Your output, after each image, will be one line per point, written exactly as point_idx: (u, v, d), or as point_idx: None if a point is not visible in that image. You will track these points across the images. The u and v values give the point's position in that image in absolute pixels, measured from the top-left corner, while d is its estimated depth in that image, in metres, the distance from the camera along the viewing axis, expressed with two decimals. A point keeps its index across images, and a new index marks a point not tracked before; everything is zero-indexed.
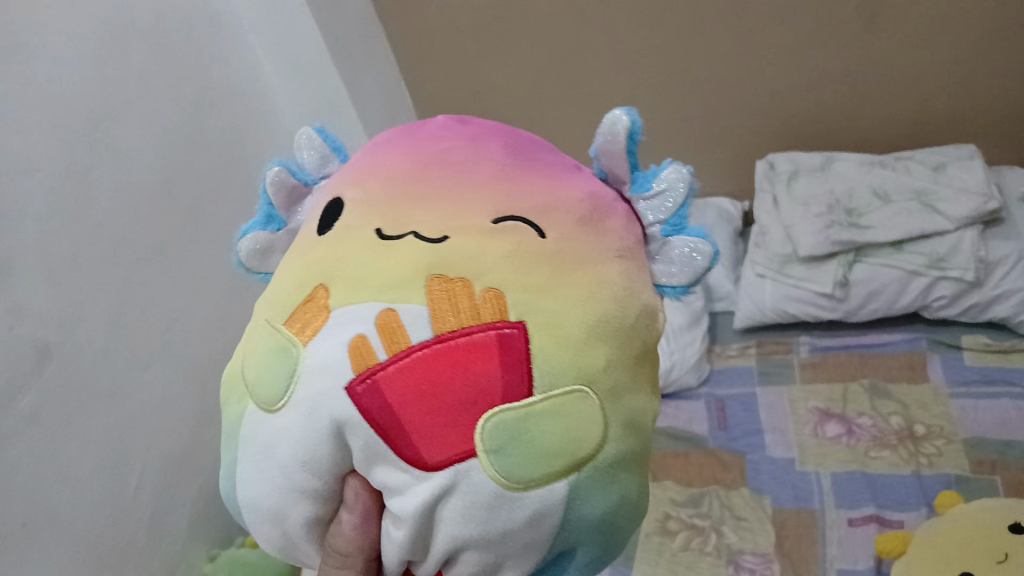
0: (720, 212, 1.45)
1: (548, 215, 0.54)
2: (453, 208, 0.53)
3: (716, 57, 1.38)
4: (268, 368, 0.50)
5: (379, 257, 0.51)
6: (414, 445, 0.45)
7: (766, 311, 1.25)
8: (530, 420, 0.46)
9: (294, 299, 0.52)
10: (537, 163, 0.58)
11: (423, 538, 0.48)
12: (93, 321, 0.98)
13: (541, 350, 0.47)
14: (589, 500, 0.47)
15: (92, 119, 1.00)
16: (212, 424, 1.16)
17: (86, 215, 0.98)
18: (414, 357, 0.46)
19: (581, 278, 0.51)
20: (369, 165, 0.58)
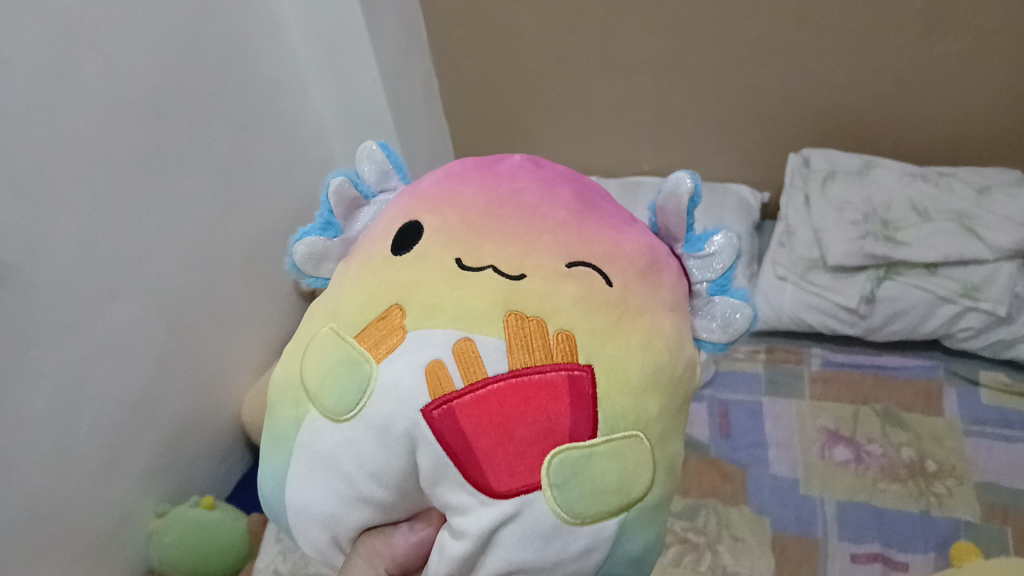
0: (739, 202, 1.36)
1: (614, 262, 0.56)
2: (532, 243, 0.54)
3: (765, 38, 1.28)
4: (336, 377, 0.51)
5: (454, 284, 0.52)
6: (485, 474, 0.47)
7: (782, 316, 1.19)
8: (590, 458, 0.48)
9: (363, 315, 0.54)
10: (603, 207, 0.60)
11: (475, 559, 0.49)
12: (58, 244, 0.86)
13: (604, 395, 0.50)
14: (630, 533, 0.51)
15: (80, 13, 0.86)
16: (178, 366, 1.05)
17: (63, 120, 0.85)
18: (489, 389, 0.48)
19: (639, 328, 0.54)
20: (442, 186, 0.60)
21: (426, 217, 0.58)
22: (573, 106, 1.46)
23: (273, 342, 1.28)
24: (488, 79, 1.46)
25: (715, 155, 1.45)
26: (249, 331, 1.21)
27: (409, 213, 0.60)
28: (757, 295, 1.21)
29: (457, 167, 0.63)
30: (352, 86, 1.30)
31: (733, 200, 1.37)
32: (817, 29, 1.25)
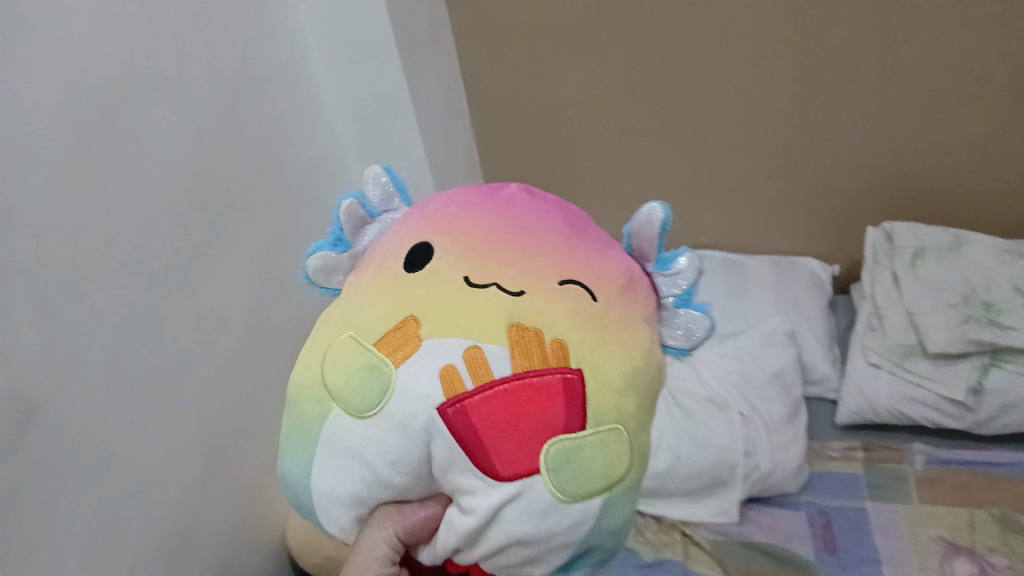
0: (811, 277, 1.24)
1: (600, 282, 0.54)
2: (531, 262, 0.53)
3: (839, 109, 1.19)
4: (357, 375, 0.51)
5: (461, 301, 0.51)
6: (492, 461, 0.48)
7: (878, 409, 1.07)
8: (583, 447, 0.48)
9: (382, 321, 0.52)
10: (586, 227, 0.58)
11: (479, 533, 0.50)
12: (94, 367, 0.72)
13: (594, 396, 0.50)
14: (610, 513, 0.51)
15: (112, 102, 0.75)
16: (219, 490, 0.92)
17: (96, 227, 0.73)
18: (494, 391, 0.48)
19: (619, 346, 0.52)
20: (451, 209, 0.58)
21: (437, 239, 0.56)
22: (626, 178, 1.36)
23: None
24: (534, 150, 1.37)
25: (781, 225, 1.35)
26: None
27: (420, 234, 0.57)
28: (848, 385, 1.10)
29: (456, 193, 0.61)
30: (395, 163, 1.19)
31: (804, 275, 1.24)
32: (900, 98, 1.15)
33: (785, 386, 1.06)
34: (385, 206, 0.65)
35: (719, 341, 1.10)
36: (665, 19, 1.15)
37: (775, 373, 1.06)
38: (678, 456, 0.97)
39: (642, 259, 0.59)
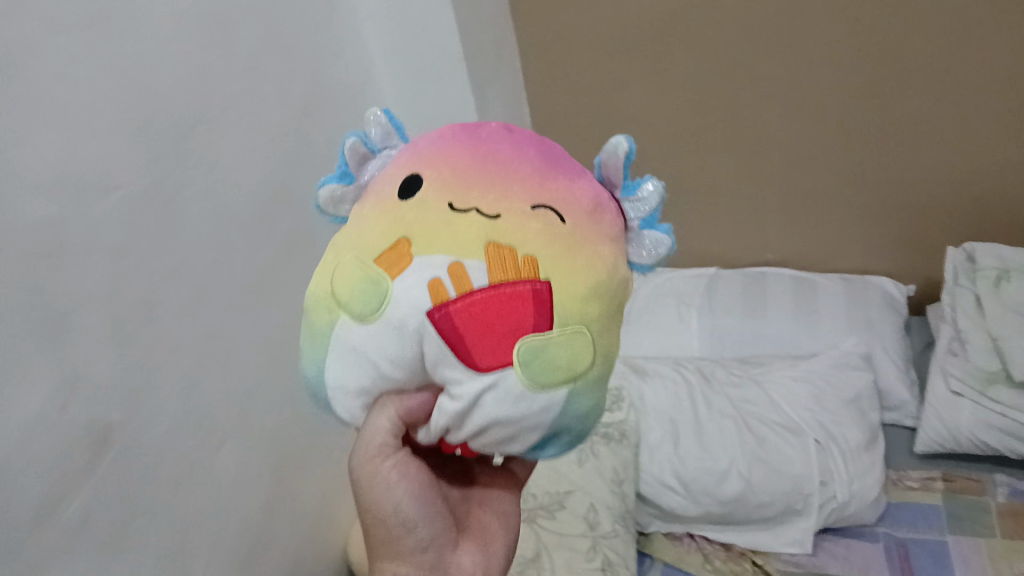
0: (885, 296, 1.21)
1: (569, 205, 0.43)
2: (506, 179, 0.43)
3: (916, 126, 1.15)
4: (354, 283, 0.41)
5: (434, 228, 0.41)
6: (470, 356, 0.39)
7: (958, 438, 1.03)
8: (552, 344, 0.39)
9: (376, 238, 0.42)
10: (563, 154, 0.47)
11: (461, 420, 0.41)
12: (165, 390, 0.72)
13: (564, 303, 0.40)
14: (581, 402, 0.41)
15: (185, 125, 0.75)
16: (284, 510, 0.92)
17: (169, 249, 0.73)
18: (472, 295, 0.39)
19: (592, 265, 0.42)
20: (435, 140, 0.46)
21: (422, 168, 0.44)
22: (690, 194, 1.33)
23: None
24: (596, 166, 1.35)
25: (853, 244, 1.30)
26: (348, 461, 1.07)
27: (408, 167, 0.45)
28: (927, 411, 1.06)
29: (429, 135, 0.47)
30: None
31: (878, 295, 1.21)
32: (983, 115, 1.11)
33: (860, 412, 1.04)
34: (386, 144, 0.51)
35: (790, 363, 1.09)
36: (732, 34, 1.13)
37: (850, 399, 1.04)
38: (749, 484, 0.96)
39: (608, 187, 0.48)
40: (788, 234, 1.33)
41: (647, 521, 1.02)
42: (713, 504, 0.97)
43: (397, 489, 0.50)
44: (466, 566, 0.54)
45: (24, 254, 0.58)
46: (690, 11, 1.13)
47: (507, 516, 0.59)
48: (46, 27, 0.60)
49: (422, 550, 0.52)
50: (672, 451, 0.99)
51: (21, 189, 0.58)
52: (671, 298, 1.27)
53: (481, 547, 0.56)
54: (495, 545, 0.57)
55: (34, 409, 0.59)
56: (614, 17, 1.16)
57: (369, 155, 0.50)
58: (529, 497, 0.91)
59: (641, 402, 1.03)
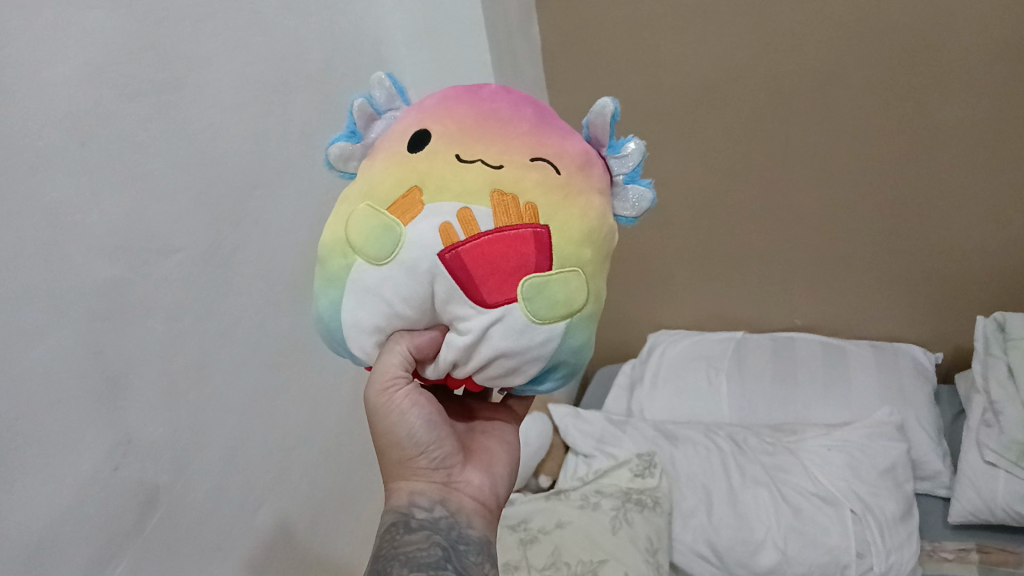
0: (915, 364, 1.21)
1: (563, 158, 0.51)
2: (505, 135, 0.50)
3: (944, 193, 1.16)
4: (369, 229, 0.49)
5: (449, 177, 0.48)
6: (479, 291, 0.48)
7: (995, 510, 1.01)
8: (552, 282, 0.49)
9: (389, 188, 0.50)
10: (552, 115, 0.53)
11: (472, 350, 0.50)
12: (211, 449, 0.72)
13: (560, 247, 0.49)
14: (575, 333, 0.51)
15: (243, 188, 0.77)
16: (319, 570, 0.89)
17: (224, 309, 0.74)
18: (480, 239, 0.48)
19: (583, 214, 0.50)
20: (440, 99, 0.52)
21: (430, 124, 0.51)
22: (718, 257, 1.35)
23: None
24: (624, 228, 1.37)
25: (883, 311, 1.31)
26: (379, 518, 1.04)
27: (418, 123, 0.52)
28: (963, 482, 1.05)
29: (431, 98, 0.53)
30: None
31: (908, 362, 1.21)
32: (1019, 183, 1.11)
33: (896, 482, 1.03)
34: (391, 107, 0.58)
35: (825, 431, 1.09)
36: (757, 103, 1.17)
37: (886, 468, 1.03)
38: (785, 555, 0.96)
39: (595, 146, 0.55)
40: (817, 299, 1.34)
41: None
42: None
43: (408, 414, 0.55)
44: (475, 483, 0.59)
45: (87, 316, 0.59)
46: (722, 82, 1.17)
47: (509, 442, 0.65)
48: (117, 95, 0.62)
49: (434, 469, 0.57)
50: (706, 518, 1.01)
51: (85, 249, 0.59)
52: (699, 362, 1.29)
53: (487, 464, 0.61)
54: (499, 466, 0.62)
55: (85, 471, 0.59)
56: (643, 84, 1.22)
57: (375, 116, 0.57)
58: (562, 566, 0.90)
59: (674, 469, 1.06)
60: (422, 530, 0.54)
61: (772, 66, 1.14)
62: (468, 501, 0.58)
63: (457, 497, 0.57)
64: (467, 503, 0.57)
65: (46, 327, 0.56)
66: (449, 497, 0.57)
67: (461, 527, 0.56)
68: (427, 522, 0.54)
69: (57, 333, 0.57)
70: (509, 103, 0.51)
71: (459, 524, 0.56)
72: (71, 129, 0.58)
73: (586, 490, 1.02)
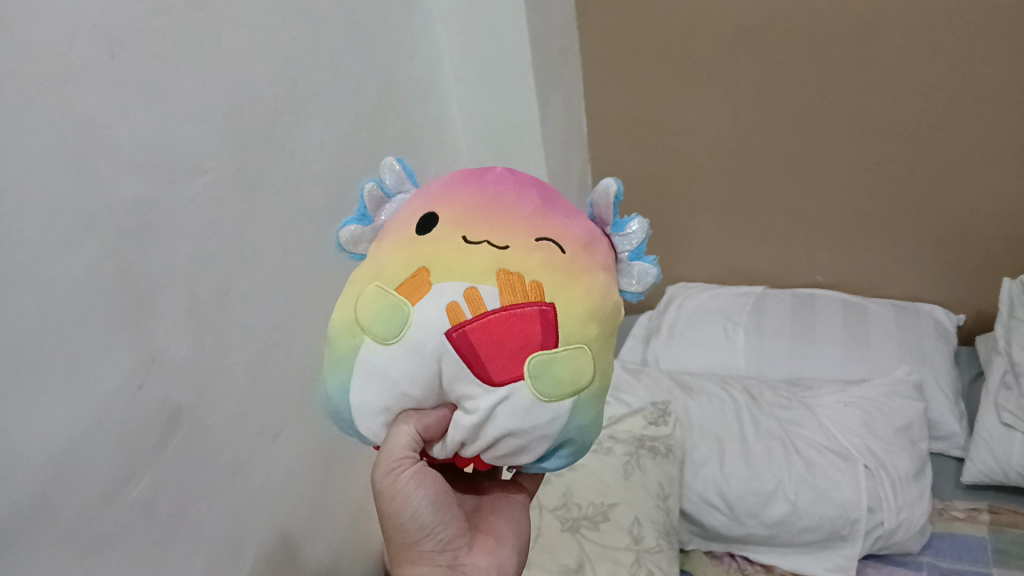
0: (936, 324, 1.20)
1: (568, 238, 0.49)
2: (510, 217, 0.48)
3: (980, 150, 1.13)
4: (378, 309, 0.46)
5: (455, 258, 0.46)
6: (486, 369, 0.45)
7: (1010, 471, 1.02)
8: (558, 359, 0.46)
9: (397, 269, 0.48)
10: (557, 198, 0.52)
11: (477, 431, 0.47)
12: (232, 374, 0.73)
13: (565, 323, 0.46)
14: (582, 413, 0.48)
15: (271, 114, 0.77)
16: (329, 501, 0.90)
17: (248, 236, 0.74)
18: (486, 316, 0.45)
19: (588, 292, 0.48)
20: (445, 183, 0.51)
21: (436, 207, 0.50)
22: (744, 209, 1.33)
23: None
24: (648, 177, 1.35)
25: (905, 271, 1.29)
26: None
27: (423, 206, 0.50)
28: (978, 442, 1.05)
29: (438, 183, 0.52)
30: None
31: (929, 322, 1.21)
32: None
33: (911, 440, 1.03)
34: (400, 190, 0.57)
35: (840, 387, 1.09)
36: (793, 50, 1.14)
37: (901, 426, 1.03)
38: (795, 506, 0.97)
39: (599, 224, 0.54)
40: (840, 257, 1.32)
41: (688, 538, 1.03)
42: (756, 525, 0.98)
43: (414, 496, 0.52)
44: (482, 565, 0.56)
45: (114, 233, 0.59)
46: (758, 29, 1.15)
47: (520, 519, 0.61)
48: (150, 9, 0.61)
49: (439, 553, 0.54)
50: (717, 468, 1.01)
51: (114, 164, 0.59)
52: (717, 315, 1.28)
53: (495, 544, 0.58)
54: (509, 544, 0.58)
55: (110, 387, 0.60)
56: (676, 29, 1.19)
57: (384, 199, 0.56)
58: (573, 507, 0.91)
59: (687, 420, 1.06)
60: None
61: (810, 15, 1.11)
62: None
63: None
64: None
65: (74, 241, 0.56)
66: None
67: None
68: None
69: (84, 247, 0.57)
70: (514, 185, 0.50)
71: None
72: (104, 41, 0.57)
73: (600, 435, 1.01)
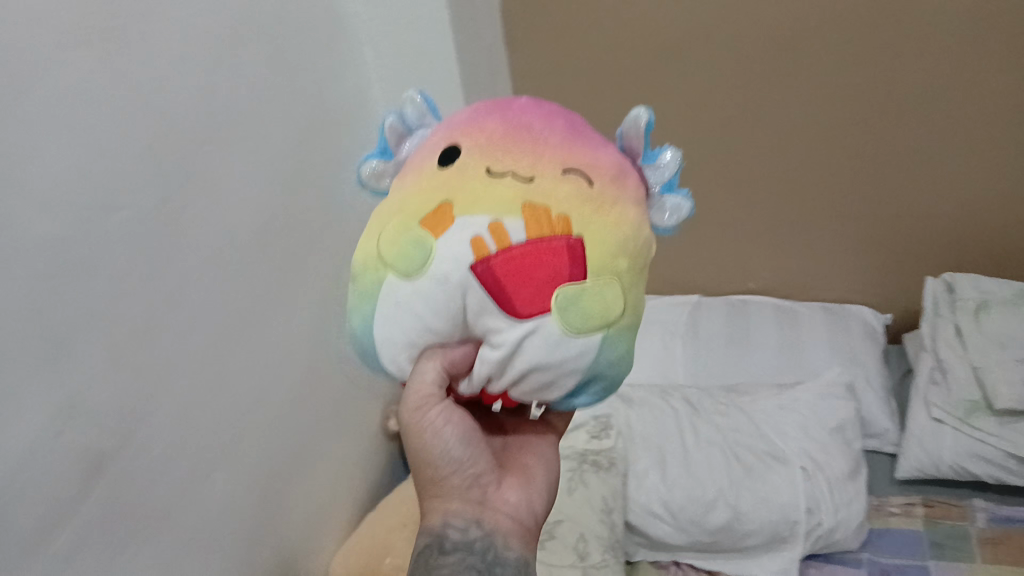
0: (865, 325, 1.25)
1: (595, 170, 0.48)
2: (536, 149, 0.47)
3: (901, 156, 1.17)
4: (402, 244, 0.45)
5: (479, 191, 0.45)
6: (512, 302, 0.44)
7: (942, 465, 1.07)
8: (586, 291, 0.44)
9: (422, 202, 0.46)
10: (586, 129, 0.51)
11: (504, 363, 0.46)
12: (159, 414, 0.71)
13: (594, 255, 0.45)
14: (612, 347, 0.46)
15: (192, 145, 0.75)
16: (267, 535, 0.88)
17: (169, 270, 0.72)
18: (512, 250, 0.44)
19: (619, 225, 0.46)
20: (470, 116, 0.50)
21: (463, 141, 0.48)
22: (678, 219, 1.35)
23: (362, 492, 1.11)
24: None
25: (834, 272, 1.33)
26: (332, 485, 1.03)
27: (449, 139, 0.49)
28: (909, 438, 1.10)
29: (462, 116, 0.51)
30: None
31: (858, 323, 1.25)
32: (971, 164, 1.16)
33: (845, 439, 1.06)
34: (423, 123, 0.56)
35: (777, 391, 1.11)
36: (719, 63, 1.17)
37: (835, 427, 1.06)
38: (736, 513, 0.98)
39: (630, 156, 0.53)
40: (772, 263, 1.35)
41: (635, 549, 1.03)
42: (699, 533, 0.99)
43: (443, 433, 0.52)
44: (512, 501, 0.55)
45: (27, 277, 0.57)
46: (684, 43, 1.17)
47: (548, 458, 0.61)
48: (61, 45, 0.60)
49: (470, 489, 0.54)
50: (659, 479, 1.02)
51: (27, 207, 0.57)
52: (655, 326, 1.29)
53: (524, 483, 0.57)
54: (538, 481, 0.58)
55: (29, 438, 0.58)
56: (603, 44, 1.20)
57: (405, 134, 0.55)
58: None
59: (629, 431, 1.07)
60: (456, 552, 0.51)
61: (733, 29, 1.13)
62: (505, 521, 0.54)
63: (494, 517, 0.54)
64: (504, 523, 0.54)
65: None
66: (486, 515, 0.53)
67: (498, 548, 0.52)
68: (462, 543, 0.51)
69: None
70: (539, 117, 0.48)
71: (496, 545, 0.52)
72: (10, 81, 0.55)
73: None
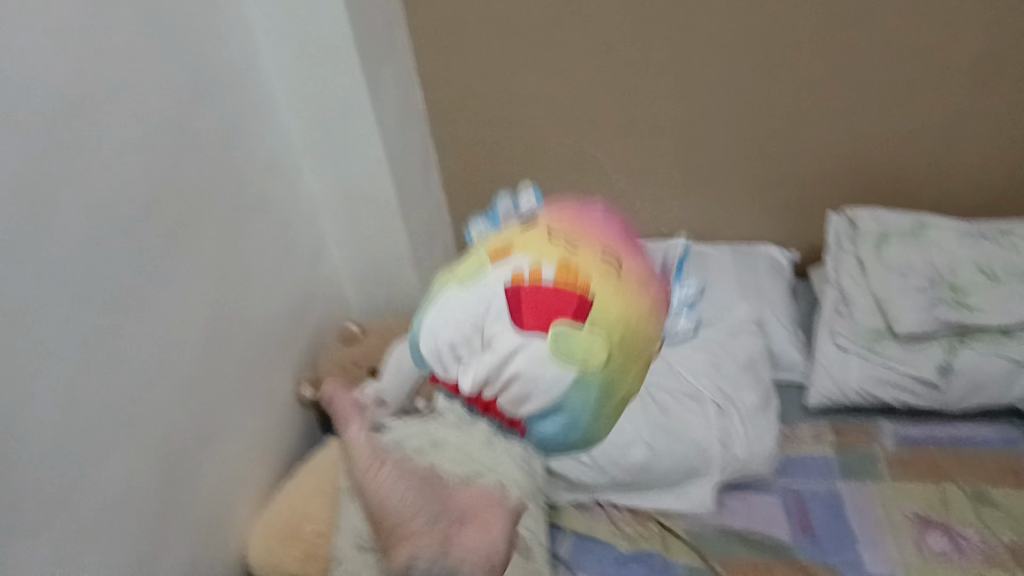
0: (772, 263, 1.29)
1: (625, 261, 0.50)
2: (587, 231, 0.51)
3: (801, 95, 1.21)
4: (471, 263, 0.51)
5: (530, 242, 0.49)
6: (518, 316, 0.46)
7: (849, 392, 1.12)
8: (580, 333, 0.45)
9: (491, 244, 0.52)
10: (640, 250, 0.54)
11: (492, 376, 0.47)
12: (44, 401, 0.67)
13: (599, 313, 0.46)
14: (580, 391, 0.46)
15: (60, 114, 0.70)
16: (175, 511, 0.86)
17: (43, 250, 0.68)
18: (541, 282, 0.47)
19: (632, 303, 0.48)
20: (555, 204, 0.56)
21: (543, 212, 0.54)
22: None
23: (277, 458, 1.09)
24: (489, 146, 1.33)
25: (744, 213, 1.35)
26: (247, 455, 1.01)
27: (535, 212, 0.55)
28: (818, 368, 1.14)
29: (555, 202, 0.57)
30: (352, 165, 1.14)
31: (765, 262, 1.29)
32: (877, 95, 1.20)
33: (755, 374, 1.12)
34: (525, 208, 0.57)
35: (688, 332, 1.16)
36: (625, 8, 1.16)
37: (746, 362, 1.11)
38: (654, 451, 1.02)
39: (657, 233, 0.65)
40: (682, 206, 1.36)
41: (557, 493, 1.06)
42: (620, 473, 1.02)
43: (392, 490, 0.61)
44: (471, 545, 0.59)
45: None
46: None
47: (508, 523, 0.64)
48: None
49: (429, 529, 0.59)
50: None
51: None
52: None
53: (485, 530, 0.61)
54: (496, 530, 0.62)
55: None
56: None
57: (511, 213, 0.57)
58: None
59: None
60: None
61: None
62: (468, 556, 0.58)
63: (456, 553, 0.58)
64: (469, 557, 0.58)
65: None
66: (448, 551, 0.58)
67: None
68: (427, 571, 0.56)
69: None
70: (601, 216, 0.53)
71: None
72: None
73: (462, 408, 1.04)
